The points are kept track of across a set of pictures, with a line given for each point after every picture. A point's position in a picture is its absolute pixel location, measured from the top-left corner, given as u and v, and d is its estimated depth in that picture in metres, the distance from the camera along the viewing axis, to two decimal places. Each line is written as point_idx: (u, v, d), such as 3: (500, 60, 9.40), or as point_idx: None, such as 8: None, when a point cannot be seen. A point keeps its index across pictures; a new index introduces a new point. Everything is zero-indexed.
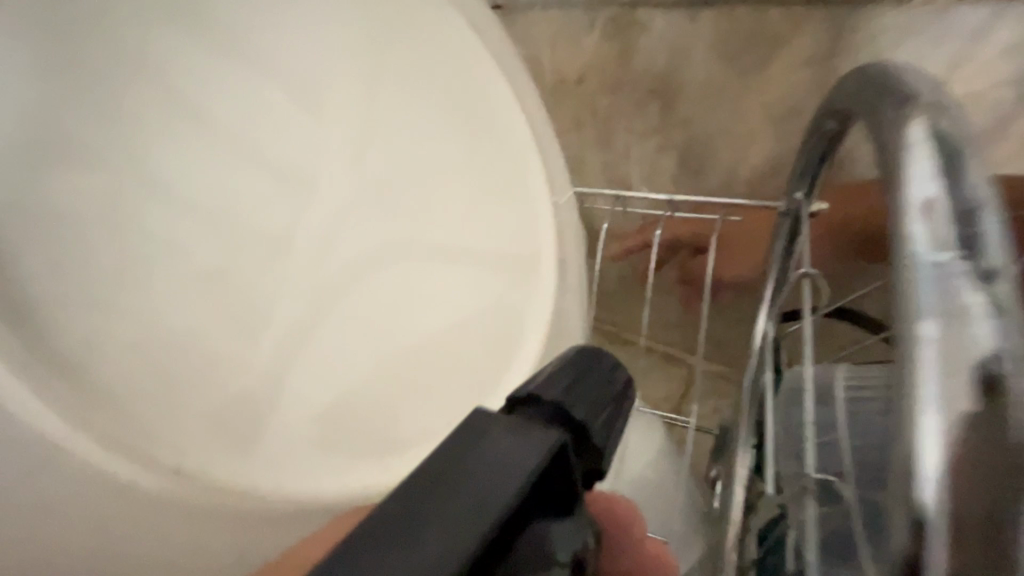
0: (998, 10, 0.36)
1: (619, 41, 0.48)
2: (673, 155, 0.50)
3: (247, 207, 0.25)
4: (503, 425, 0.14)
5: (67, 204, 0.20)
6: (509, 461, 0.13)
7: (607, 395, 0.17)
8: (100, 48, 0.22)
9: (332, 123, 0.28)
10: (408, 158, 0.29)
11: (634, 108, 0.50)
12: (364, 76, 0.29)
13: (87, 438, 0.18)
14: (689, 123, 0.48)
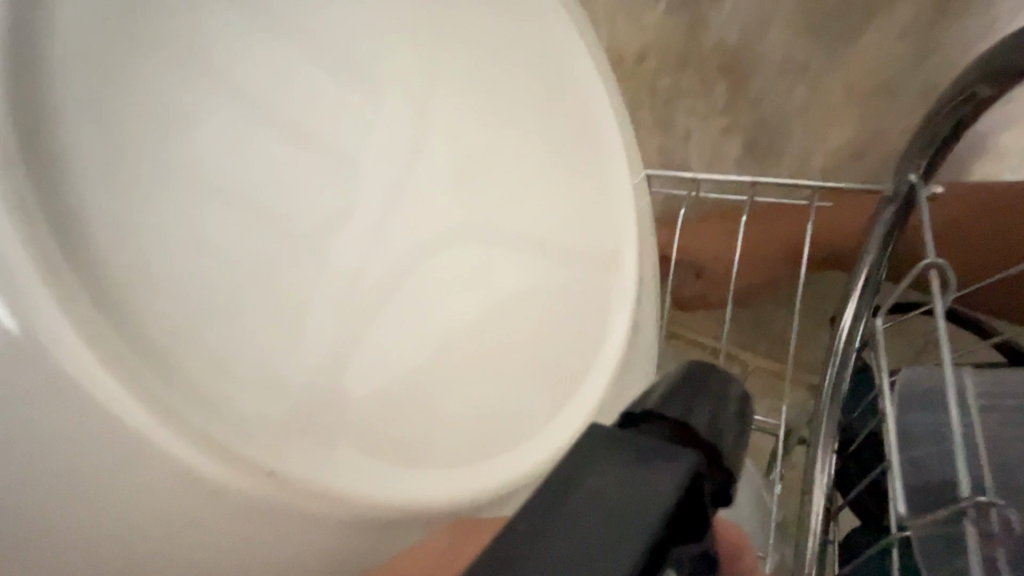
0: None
1: (689, 16, 0.46)
2: (737, 140, 0.46)
3: (293, 193, 0.20)
4: (609, 464, 0.14)
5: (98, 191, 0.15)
6: (639, 484, 0.13)
7: (714, 408, 0.16)
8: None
9: (392, 98, 0.24)
10: (471, 143, 0.26)
11: (699, 88, 0.46)
12: (429, 56, 0.25)
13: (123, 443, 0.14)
14: (759, 105, 0.45)
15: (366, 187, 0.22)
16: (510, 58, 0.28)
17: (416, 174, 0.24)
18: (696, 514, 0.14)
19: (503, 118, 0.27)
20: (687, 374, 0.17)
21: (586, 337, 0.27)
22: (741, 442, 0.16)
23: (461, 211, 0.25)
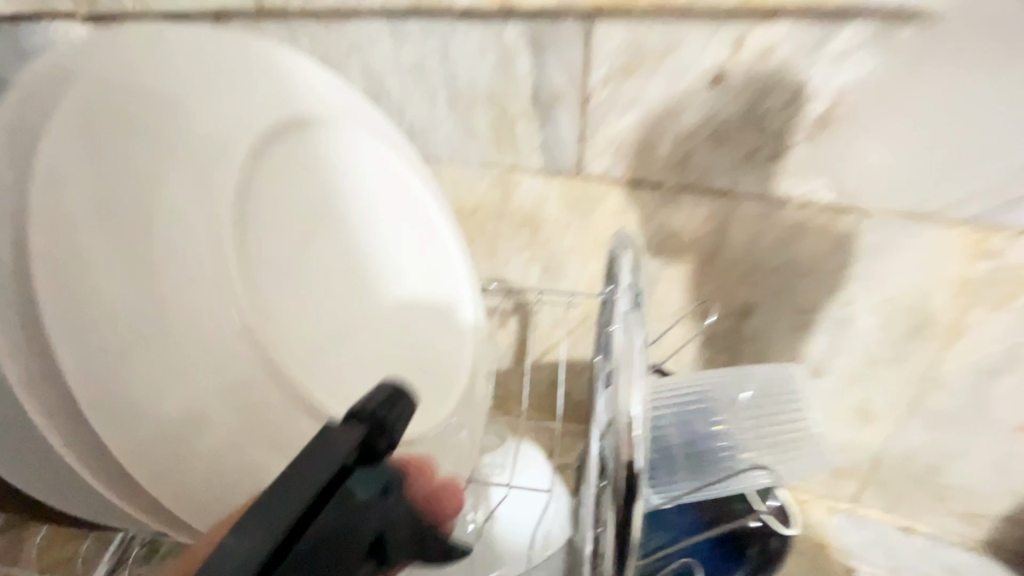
0: (708, 201, 0.61)
1: (501, 189, 0.71)
2: (535, 264, 0.75)
3: (278, 283, 0.46)
4: (328, 435, 0.30)
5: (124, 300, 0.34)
6: (319, 453, 0.30)
7: (394, 410, 0.34)
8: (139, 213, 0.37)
9: (301, 220, 0.50)
10: (354, 253, 0.53)
11: (508, 232, 0.74)
12: (322, 200, 0.52)
13: (209, 374, 0.38)
14: (547, 245, 0.73)
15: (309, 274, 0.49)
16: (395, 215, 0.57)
17: (315, 266, 0.50)
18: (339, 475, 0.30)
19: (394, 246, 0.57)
20: (386, 387, 0.34)
21: (443, 323, 0.59)
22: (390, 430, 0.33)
23: (341, 288, 0.51)
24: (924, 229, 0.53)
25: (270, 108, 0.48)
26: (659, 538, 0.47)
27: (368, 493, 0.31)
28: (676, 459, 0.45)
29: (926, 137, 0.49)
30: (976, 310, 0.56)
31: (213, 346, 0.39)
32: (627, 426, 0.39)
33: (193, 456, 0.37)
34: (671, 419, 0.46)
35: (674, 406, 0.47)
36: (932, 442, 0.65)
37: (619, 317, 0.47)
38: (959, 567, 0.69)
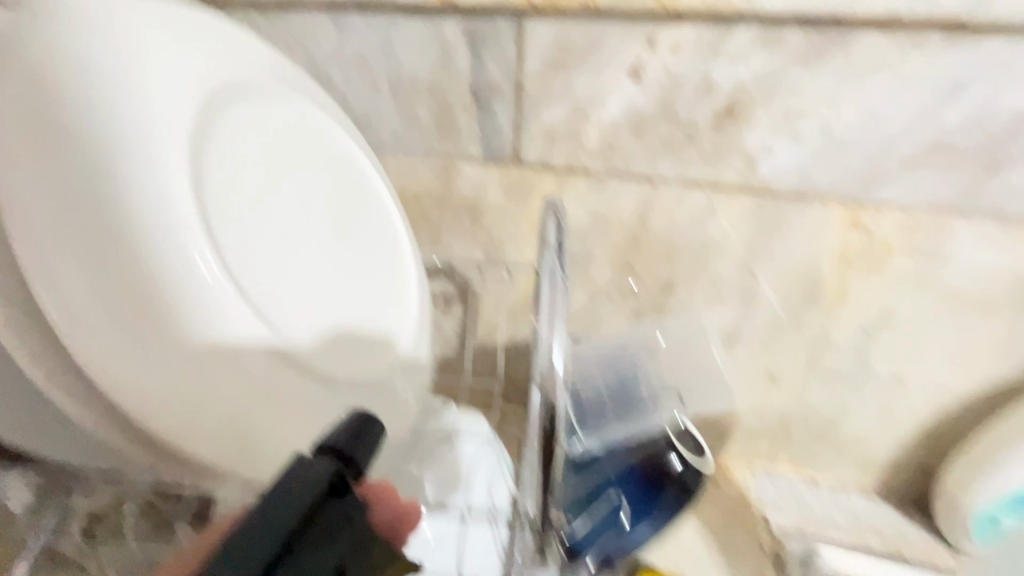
0: (632, 185, 0.67)
1: (444, 177, 0.75)
2: (478, 249, 0.79)
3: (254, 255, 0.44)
4: (303, 463, 0.34)
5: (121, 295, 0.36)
6: (297, 482, 0.32)
7: (366, 437, 0.37)
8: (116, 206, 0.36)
9: (270, 197, 0.48)
10: (321, 227, 0.53)
11: (451, 219, 0.77)
12: (285, 176, 0.50)
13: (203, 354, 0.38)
14: (488, 230, 0.77)
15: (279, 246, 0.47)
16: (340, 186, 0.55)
17: (288, 238, 0.49)
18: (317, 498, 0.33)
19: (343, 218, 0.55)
20: (354, 417, 0.38)
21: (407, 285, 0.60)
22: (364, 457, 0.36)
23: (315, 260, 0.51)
24: (811, 205, 0.62)
25: (202, 81, 0.45)
26: (587, 493, 0.52)
27: (339, 518, 0.33)
28: (602, 405, 0.51)
29: (807, 126, 0.58)
30: (857, 275, 0.65)
31: (204, 327, 0.38)
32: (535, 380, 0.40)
33: (210, 426, 0.39)
34: (595, 372, 0.52)
35: (596, 360, 0.53)
36: (829, 398, 0.74)
37: (542, 264, 0.45)
38: (860, 510, 0.77)
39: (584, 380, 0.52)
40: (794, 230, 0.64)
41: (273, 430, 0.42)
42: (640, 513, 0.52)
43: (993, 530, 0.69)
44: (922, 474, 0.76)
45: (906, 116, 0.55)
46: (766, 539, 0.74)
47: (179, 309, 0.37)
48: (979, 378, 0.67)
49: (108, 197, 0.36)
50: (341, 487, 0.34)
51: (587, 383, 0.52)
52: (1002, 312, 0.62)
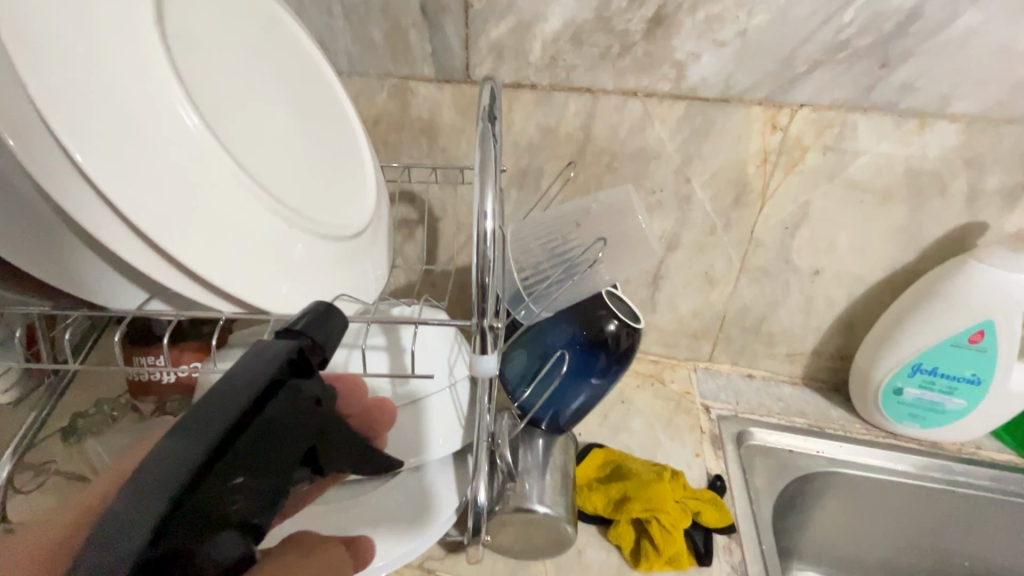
0: (575, 96, 0.72)
1: (400, 99, 0.78)
2: (436, 170, 0.83)
3: (227, 131, 0.41)
4: (258, 359, 0.36)
5: (121, 173, 0.33)
6: (251, 370, 0.35)
7: (326, 331, 0.39)
8: (95, 85, 0.33)
9: (234, 79, 0.44)
10: (290, 110, 0.48)
11: (409, 141, 0.81)
12: (242, 59, 0.45)
13: (207, 231, 0.36)
14: (446, 150, 0.81)
15: (248, 123, 0.43)
16: (306, 70, 0.51)
17: (260, 118, 0.45)
18: (270, 393, 0.35)
19: (315, 103, 0.51)
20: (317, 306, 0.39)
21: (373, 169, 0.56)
22: (325, 355, 0.39)
23: (290, 141, 0.47)
24: (735, 107, 0.69)
25: None
26: (531, 362, 0.60)
27: (303, 400, 0.37)
28: (540, 280, 0.57)
29: (727, 31, 0.64)
30: (777, 175, 0.72)
31: (203, 202, 0.36)
32: (481, 248, 0.40)
33: (227, 295, 0.37)
34: (532, 251, 0.58)
35: (532, 239, 0.58)
36: (760, 295, 0.82)
37: (479, 133, 0.43)
38: (787, 397, 0.87)
39: (521, 258, 0.58)
40: (721, 134, 0.71)
41: (292, 300, 0.40)
42: (581, 375, 0.59)
43: (897, 402, 0.77)
44: (841, 361, 0.86)
45: (810, 20, 0.62)
46: (705, 424, 0.82)
47: (177, 187, 0.35)
48: (882, 265, 0.76)
49: (84, 79, 0.33)
50: (294, 392, 0.37)
51: (525, 261, 0.58)
52: (900, 201, 0.71)
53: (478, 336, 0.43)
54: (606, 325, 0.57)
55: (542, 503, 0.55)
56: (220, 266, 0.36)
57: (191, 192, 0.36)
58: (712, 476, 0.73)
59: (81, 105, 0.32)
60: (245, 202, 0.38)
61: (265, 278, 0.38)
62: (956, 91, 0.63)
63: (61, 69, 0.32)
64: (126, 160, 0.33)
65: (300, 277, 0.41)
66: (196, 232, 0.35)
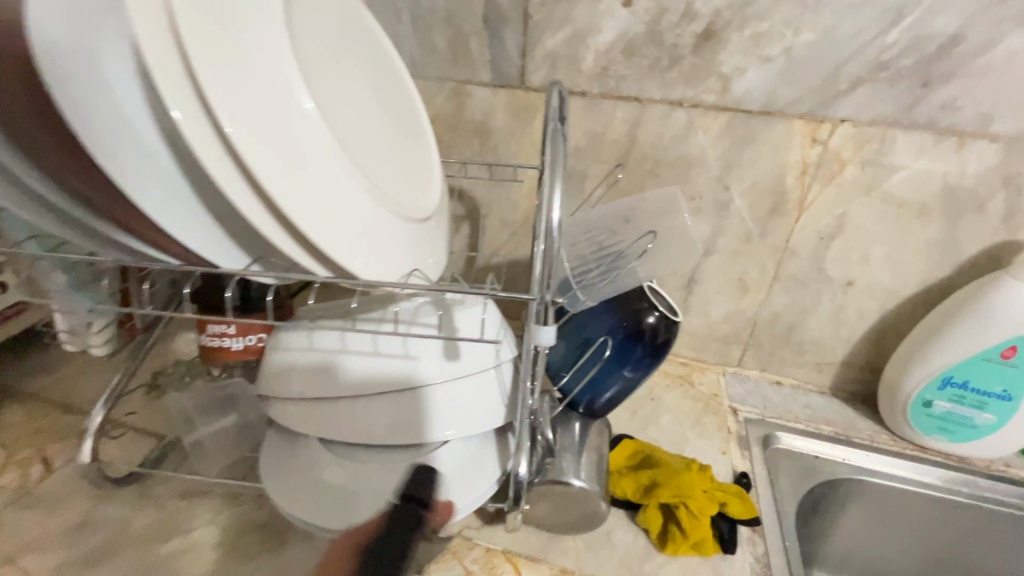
0: (623, 103, 0.77)
1: (456, 101, 0.84)
2: (486, 168, 0.88)
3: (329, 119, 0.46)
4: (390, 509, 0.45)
5: (258, 146, 0.38)
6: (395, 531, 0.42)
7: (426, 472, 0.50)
8: (241, 74, 0.38)
9: (330, 75, 0.49)
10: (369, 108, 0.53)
11: (462, 141, 0.87)
12: (335, 57, 0.51)
13: (320, 203, 0.41)
14: (496, 151, 0.86)
15: (341, 114, 0.49)
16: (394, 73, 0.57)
17: (348, 112, 0.50)
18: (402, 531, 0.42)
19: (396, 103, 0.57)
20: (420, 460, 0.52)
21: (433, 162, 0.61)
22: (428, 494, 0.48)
23: (369, 134, 0.52)
24: (777, 120, 0.72)
25: None
26: (572, 347, 0.64)
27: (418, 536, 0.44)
28: (586, 272, 0.61)
29: (772, 48, 0.68)
30: (815, 187, 0.75)
31: (318, 177, 0.41)
32: (547, 231, 0.44)
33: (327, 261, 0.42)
34: (578, 246, 0.63)
35: (579, 234, 0.63)
36: (792, 303, 0.85)
37: (548, 128, 0.47)
38: (814, 405, 0.89)
39: (569, 251, 0.62)
40: (762, 145, 0.74)
41: (380, 269, 0.45)
42: (619, 362, 0.63)
43: (926, 414, 0.79)
44: (870, 372, 0.88)
45: (854, 39, 0.65)
46: (732, 425, 0.85)
47: (299, 163, 0.40)
48: (915, 279, 0.78)
49: (233, 67, 0.38)
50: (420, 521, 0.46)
51: (572, 254, 0.62)
52: (936, 216, 0.73)
53: (539, 312, 0.47)
54: (646, 317, 0.61)
55: (579, 477, 0.59)
56: (329, 233, 0.41)
57: (309, 168, 0.41)
58: (738, 473, 0.75)
59: (231, 88, 0.37)
60: (345, 179, 0.43)
61: (361, 248, 0.43)
62: (996, 112, 0.66)
63: (216, 46, 0.37)
64: (262, 136, 0.38)
65: (386, 250, 0.45)
66: (304, 197, 0.40)
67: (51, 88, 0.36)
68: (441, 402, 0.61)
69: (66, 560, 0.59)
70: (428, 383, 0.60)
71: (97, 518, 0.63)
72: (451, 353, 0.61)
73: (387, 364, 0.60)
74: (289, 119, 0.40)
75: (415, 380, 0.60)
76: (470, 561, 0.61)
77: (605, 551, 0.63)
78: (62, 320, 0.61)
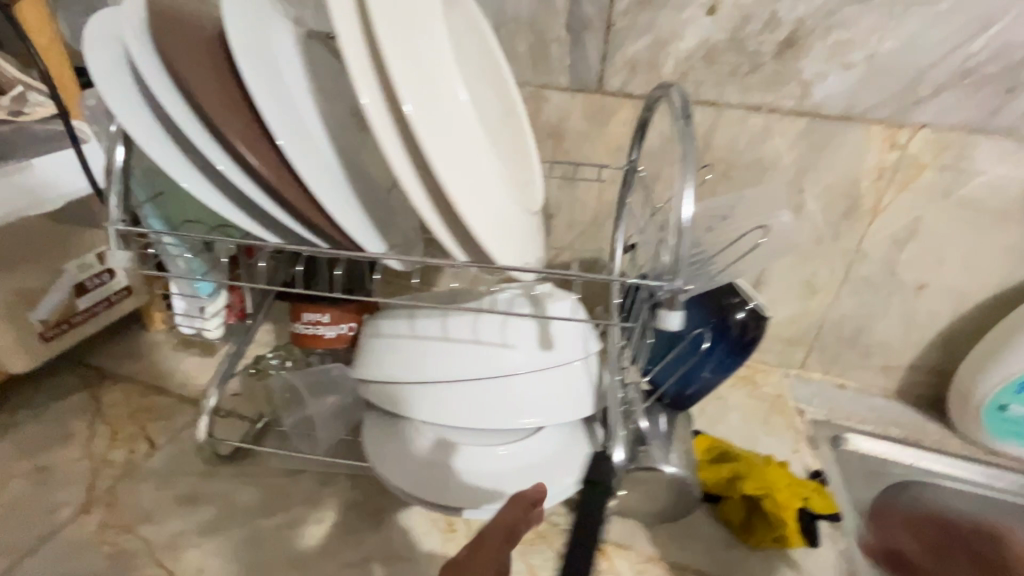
0: (701, 108, 0.79)
1: (533, 105, 0.87)
2: (557, 169, 0.91)
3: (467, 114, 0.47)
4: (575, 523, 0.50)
5: (433, 132, 0.39)
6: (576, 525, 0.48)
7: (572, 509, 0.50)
8: (417, 63, 0.40)
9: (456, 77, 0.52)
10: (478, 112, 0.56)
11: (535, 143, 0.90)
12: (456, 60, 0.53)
13: (476, 194, 0.42)
14: (568, 152, 0.89)
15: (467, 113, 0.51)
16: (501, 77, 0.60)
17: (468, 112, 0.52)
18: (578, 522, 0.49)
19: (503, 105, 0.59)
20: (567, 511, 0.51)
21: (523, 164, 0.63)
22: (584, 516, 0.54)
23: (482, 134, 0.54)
24: (856, 125, 0.74)
25: None
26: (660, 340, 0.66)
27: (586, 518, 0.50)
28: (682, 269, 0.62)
29: (855, 55, 0.70)
30: (891, 191, 0.77)
31: (472, 169, 0.42)
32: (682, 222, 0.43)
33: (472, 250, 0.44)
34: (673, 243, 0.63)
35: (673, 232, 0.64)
36: (861, 306, 0.86)
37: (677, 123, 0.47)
38: (880, 407, 0.90)
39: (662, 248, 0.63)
40: (839, 149, 0.76)
41: (511, 256, 0.46)
42: (708, 356, 0.65)
43: (1000, 418, 0.79)
44: (938, 376, 0.88)
45: (939, 46, 0.67)
46: (800, 425, 0.86)
47: (462, 154, 0.42)
48: (989, 283, 0.79)
49: (412, 57, 0.39)
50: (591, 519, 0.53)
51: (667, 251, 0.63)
52: (1014, 220, 0.74)
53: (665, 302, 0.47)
54: (736, 313, 0.63)
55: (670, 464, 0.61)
56: (481, 222, 0.42)
57: (467, 159, 0.42)
58: (812, 471, 0.76)
59: (411, 76, 0.39)
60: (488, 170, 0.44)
61: (500, 238, 0.44)
62: None
63: (398, 31, 0.39)
64: (435, 125, 0.39)
65: (514, 242, 0.47)
66: (464, 184, 0.41)
67: (242, 69, 0.39)
68: (534, 391, 0.63)
69: (180, 530, 0.62)
70: (521, 370, 0.62)
71: (204, 492, 0.66)
72: (544, 342, 0.63)
73: (482, 350, 0.62)
74: (449, 108, 0.42)
75: (510, 367, 0.62)
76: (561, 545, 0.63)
77: (690, 540, 0.65)
78: (177, 301, 0.66)
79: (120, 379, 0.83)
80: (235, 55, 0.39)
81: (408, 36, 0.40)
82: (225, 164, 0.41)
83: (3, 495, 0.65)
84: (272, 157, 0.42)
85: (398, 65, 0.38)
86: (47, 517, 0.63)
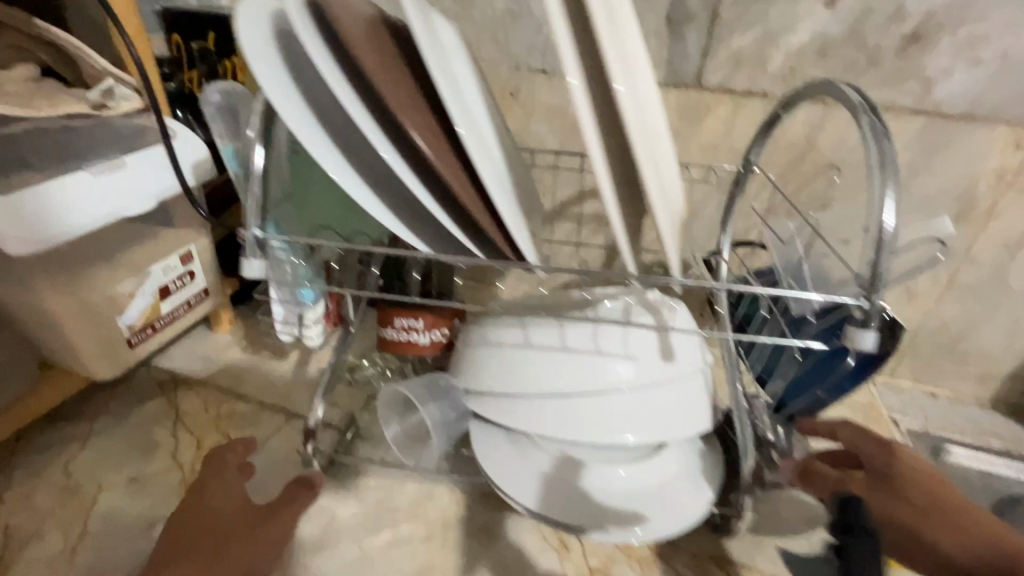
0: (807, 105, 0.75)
1: None
2: None
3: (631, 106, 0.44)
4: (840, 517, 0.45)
5: (637, 127, 0.36)
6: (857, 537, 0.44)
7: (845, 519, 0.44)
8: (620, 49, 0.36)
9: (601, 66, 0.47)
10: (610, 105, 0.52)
11: None
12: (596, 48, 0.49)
13: (660, 192, 0.39)
14: None
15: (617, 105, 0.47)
16: None
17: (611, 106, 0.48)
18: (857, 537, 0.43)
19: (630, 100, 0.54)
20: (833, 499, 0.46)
21: None
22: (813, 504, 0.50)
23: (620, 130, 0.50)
24: (977, 126, 0.71)
25: None
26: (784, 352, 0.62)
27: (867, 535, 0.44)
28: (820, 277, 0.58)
29: (985, 52, 0.67)
30: (1008, 194, 0.74)
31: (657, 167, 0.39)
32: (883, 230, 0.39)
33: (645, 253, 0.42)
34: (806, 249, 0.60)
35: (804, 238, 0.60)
36: (963, 314, 0.83)
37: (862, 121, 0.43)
38: (976, 418, 0.87)
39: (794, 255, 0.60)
40: (956, 150, 0.73)
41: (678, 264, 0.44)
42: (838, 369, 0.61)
43: None
44: None
45: None
46: (898, 436, 0.83)
47: (651, 151, 0.38)
48: None
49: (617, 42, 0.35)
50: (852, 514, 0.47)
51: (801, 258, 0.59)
52: None
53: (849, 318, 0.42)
54: None
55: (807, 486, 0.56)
56: (665, 223, 0.40)
57: (654, 155, 0.39)
58: None
59: (619, 63, 0.35)
60: (665, 173, 0.40)
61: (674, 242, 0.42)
62: None
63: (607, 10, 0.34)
64: (637, 119, 0.36)
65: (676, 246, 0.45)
66: (655, 184, 0.38)
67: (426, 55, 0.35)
68: (655, 403, 0.60)
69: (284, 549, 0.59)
70: (643, 382, 0.59)
71: None
72: (665, 353, 0.60)
73: (603, 361, 0.59)
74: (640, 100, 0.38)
75: (632, 378, 0.59)
76: (681, 565, 0.60)
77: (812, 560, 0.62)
78: (277, 308, 0.62)
79: (194, 385, 0.80)
80: (416, 39, 0.35)
81: (612, 15, 0.35)
82: (388, 153, 0.38)
83: (96, 510, 0.63)
84: (442, 151, 0.38)
85: (610, 44, 0.33)
86: (145, 534, 0.61)
